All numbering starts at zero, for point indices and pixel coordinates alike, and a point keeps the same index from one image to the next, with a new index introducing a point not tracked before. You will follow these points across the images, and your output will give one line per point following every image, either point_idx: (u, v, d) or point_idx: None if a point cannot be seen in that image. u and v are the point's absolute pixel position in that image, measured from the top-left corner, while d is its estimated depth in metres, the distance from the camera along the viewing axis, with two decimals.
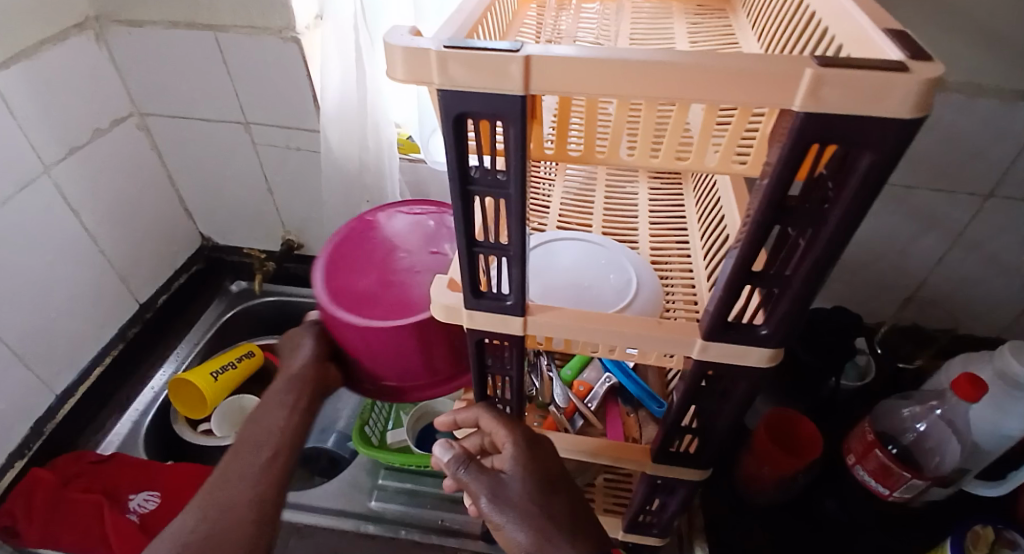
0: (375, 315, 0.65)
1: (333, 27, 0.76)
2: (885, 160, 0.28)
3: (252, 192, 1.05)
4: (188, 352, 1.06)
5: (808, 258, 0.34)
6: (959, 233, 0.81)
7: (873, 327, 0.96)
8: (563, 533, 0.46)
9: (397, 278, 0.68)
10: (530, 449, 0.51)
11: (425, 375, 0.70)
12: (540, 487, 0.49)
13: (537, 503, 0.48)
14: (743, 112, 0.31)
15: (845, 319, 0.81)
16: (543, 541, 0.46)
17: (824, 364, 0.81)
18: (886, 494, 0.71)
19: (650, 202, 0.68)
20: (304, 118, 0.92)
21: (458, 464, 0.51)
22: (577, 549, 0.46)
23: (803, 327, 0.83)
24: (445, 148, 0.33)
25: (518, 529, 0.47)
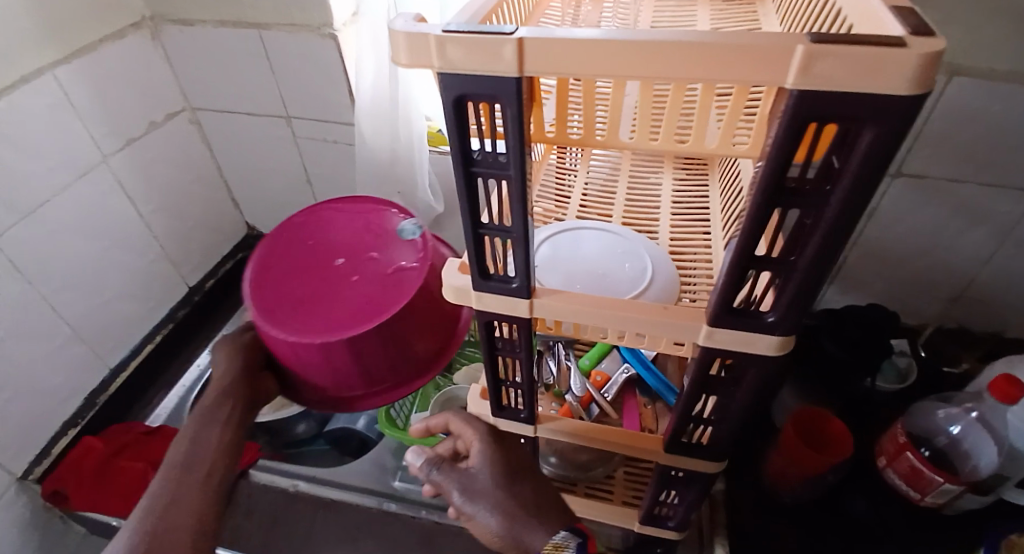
0: (305, 324, 0.66)
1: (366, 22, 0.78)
2: (887, 139, 0.27)
3: (292, 184, 1.10)
4: None
5: (811, 243, 0.33)
6: (1010, 229, 0.76)
7: (916, 329, 0.92)
8: (532, 516, 0.51)
9: (330, 286, 0.70)
10: (493, 442, 0.57)
11: (363, 383, 0.71)
12: (504, 474, 0.54)
13: (502, 489, 0.53)
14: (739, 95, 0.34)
15: (876, 314, 0.78)
16: (512, 520, 0.51)
17: (858, 361, 0.78)
18: (917, 498, 0.69)
19: (674, 192, 0.67)
20: (340, 112, 0.95)
21: (430, 466, 0.58)
22: (545, 525, 0.51)
23: (830, 321, 0.80)
24: (447, 131, 0.34)
25: (488, 515, 0.53)
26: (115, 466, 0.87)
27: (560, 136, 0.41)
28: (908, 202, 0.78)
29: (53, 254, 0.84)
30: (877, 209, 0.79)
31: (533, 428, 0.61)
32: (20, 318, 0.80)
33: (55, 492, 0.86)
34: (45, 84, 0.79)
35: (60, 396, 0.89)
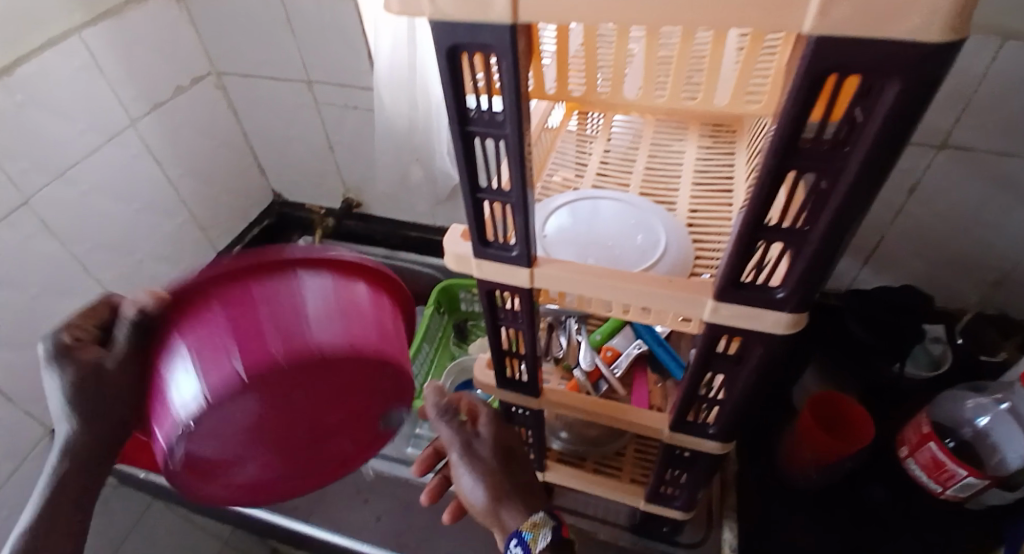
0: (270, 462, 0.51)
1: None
2: (913, 93, 0.25)
3: (314, 150, 1.10)
4: None
5: (827, 210, 0.31)
6: None
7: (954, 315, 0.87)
8: (517, 493, 0.54)
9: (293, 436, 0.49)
10: (499, 423, 0.58)
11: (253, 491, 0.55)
12: (503, 455, 0.56)
13: (501, 465, 0.55)
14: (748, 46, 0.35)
15: (910, 300, 0.74)
16: (502, 496, 0.54)
17: (886, 347, 0.74)
18: (938, 491, 0.66)
19: (697, 163, 0.64)
20: (360, 77, 0.94)
21: (442, 415, 0.56)
22: (528, 509, 0.54)
23: (861, 303, 0.76)
24: (442, 86, 0.33)
25: (480, 485, 0.54)
26: None
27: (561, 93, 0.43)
28: (951, 178, 0.73)
29: (83, 215, 0.86)
30: (918, 184, 0.75)
31: (536, 400, 0.60)
32: (52, 276, 0.83)
33: None
34: (72, 46, 0.80)
35: None
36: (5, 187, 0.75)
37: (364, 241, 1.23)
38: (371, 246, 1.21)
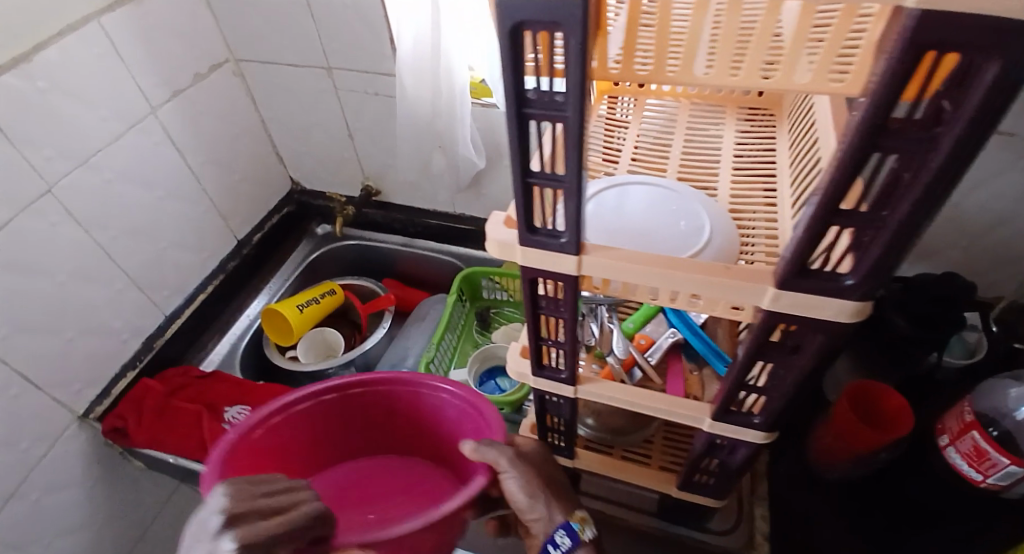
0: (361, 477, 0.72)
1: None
2: (1017, 71, 0.23)
3: (334, 137, 1.09)
4: (279, 286, 1.15)
5: (910, 194, 0.30)
6: None
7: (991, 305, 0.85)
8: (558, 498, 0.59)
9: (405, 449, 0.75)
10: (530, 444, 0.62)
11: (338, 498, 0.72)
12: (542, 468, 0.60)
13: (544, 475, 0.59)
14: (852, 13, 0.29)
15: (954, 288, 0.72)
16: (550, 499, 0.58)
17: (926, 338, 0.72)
18: (978, 480, 0.65)
19: (735, 148, 0.63)
20: (380, 61, 0.92)
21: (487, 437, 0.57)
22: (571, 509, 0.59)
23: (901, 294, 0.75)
24: (502, 66, 0.31)
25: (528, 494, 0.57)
26: (171, 404, 0.91)
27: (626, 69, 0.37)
28: (994, 163, 0.71)
29: (106, 203, 0.86)
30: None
31: (572, 388, 0.59)
32: (77, 264, 0.83)
33: (114, 429, 0.88)
34: (93, 32, 0.79)
35: (121, 338, 0.92)
36: (29, 175, 0.75)
37: (384, 230, 1.22)
38: (388, 234, 1.21)
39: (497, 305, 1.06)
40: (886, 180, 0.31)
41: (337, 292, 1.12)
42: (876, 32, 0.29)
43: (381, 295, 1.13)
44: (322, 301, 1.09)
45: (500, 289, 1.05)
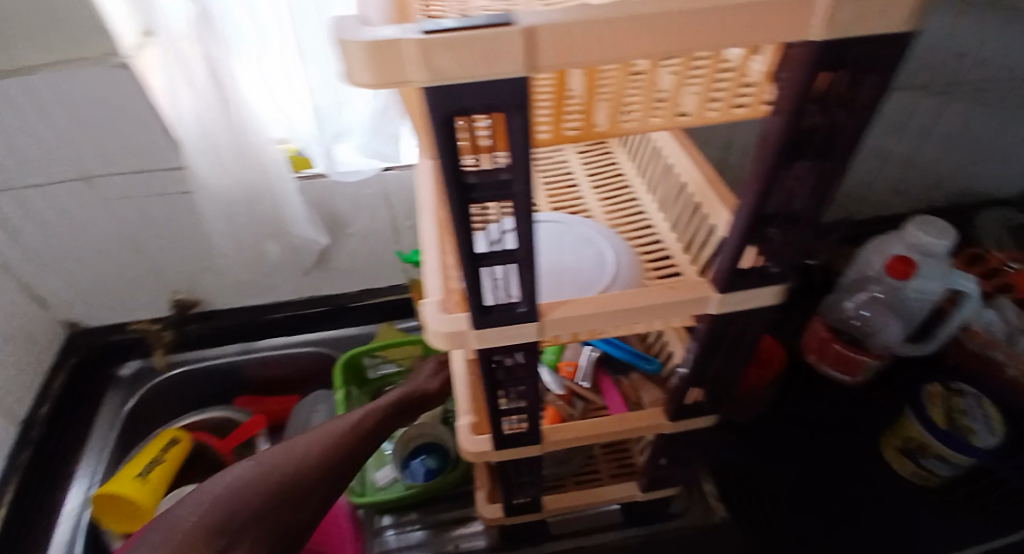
0: None
1: (160, 41, 0.63)
2: (888, 80, 0.28)
3: (119, 257, 0.89)
4: (97, 461, 0.90)
5: (809, 186, 0.34)
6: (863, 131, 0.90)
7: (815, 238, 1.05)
8: None
9: None
10: None
11: None
12: None
13: None
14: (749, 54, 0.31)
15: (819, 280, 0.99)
16: None
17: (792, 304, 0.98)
18: (848, 377, 0.83)
19: (586, 171, 0.67)
20: (164, 155, 0.78)
21: None
22: None
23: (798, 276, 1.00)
24: (437, 154, 0.28)
25: None
26: None
27: (556, 136, 0.34)
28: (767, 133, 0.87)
29: None
30: (733, 140, 0.83)
31: (539, 446, 0.57)
32: None
33: None
34: None
35: None
36: None
37: (217, 342, 1.04)
38: (222, 343, 1.04)
39: (390, 381, 0.98)
40: (785, 182, 0.35)
41: (183, 438, 0.91)
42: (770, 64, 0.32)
43: (245, 420, 0.95)
44: (165, 458, 0.87)
45: (384, 362, 0.97)
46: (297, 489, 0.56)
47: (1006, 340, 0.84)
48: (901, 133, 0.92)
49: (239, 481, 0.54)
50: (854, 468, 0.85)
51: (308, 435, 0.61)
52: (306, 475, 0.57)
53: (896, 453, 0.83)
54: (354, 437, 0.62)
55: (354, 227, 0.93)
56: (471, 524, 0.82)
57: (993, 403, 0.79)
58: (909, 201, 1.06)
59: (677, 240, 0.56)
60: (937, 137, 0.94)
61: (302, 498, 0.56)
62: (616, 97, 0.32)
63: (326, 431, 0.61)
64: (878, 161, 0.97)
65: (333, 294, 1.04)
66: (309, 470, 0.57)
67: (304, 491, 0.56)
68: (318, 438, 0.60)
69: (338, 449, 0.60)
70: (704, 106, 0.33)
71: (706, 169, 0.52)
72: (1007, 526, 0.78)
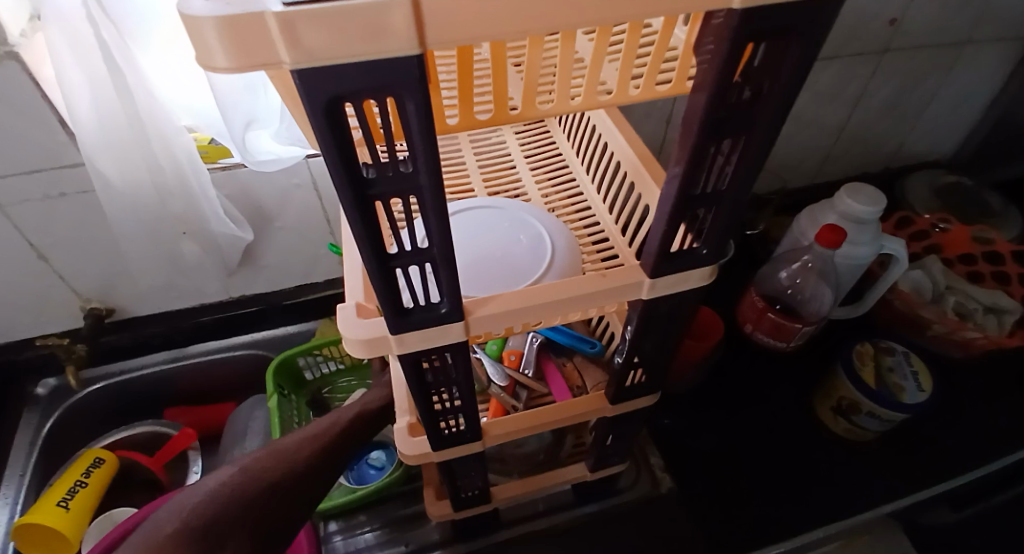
0: None
1: (51, 15, 0.54)
2: (812, 50, 0.26)
3: (17, 267, 0.80)
4: (15, 490, 0.83)
5: (737, 165, 0.33)
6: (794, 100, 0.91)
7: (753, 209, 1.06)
8: None
9: None
10: None
11: None
12: None
13: None
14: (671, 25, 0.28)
15: (760, 250, 1.00)
16: None
17: (732, 274, 1.00)
18: (784, 345, 0.84)
19: (523, 149, 0.63)
20: (57, 152, 0.69)
21: None
22: None
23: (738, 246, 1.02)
24: (321, 148, 0.24)
25: None
26: None
27: (465, 120, 0.30)
28: None
29: None
30: (673, 113, 0.82)
31: (480, 442, 0.55)
32: None
33: None
34: None
35: None
36: None
37: (141, 352, 0.97)
38: (149, 351, 0.97)
39: (329, 381, 0.95)
40: (711, 162, 0.33)
41: (109, 456, 0.84)
42: (693, 36, 0.30)
43: (174, 434, 0.90)
44: (88, 482, 0.81)
45: (324, 360, 0.92)
46: (282, 498, 0.51)
47: (930, 299, 0.87)
48: (833, 100, 0.93)
49: (220, 492, 0.49)
50: (796, 432, 0.87)
51: (292, 438, 0.55)
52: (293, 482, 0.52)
53: (830, 412, 0.85)
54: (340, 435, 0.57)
55: (282, 220, 0.88)
56: (424, 520, 0.81)
57: (920, 359, 0.83)
58: (840, 168, 1.08)
59: (614, 222, 0.55)
60: (866, 103, 0.95)
61: (287, 505, 0.52)
62: (530, 75, 0.28)
63: (310, 431, 0.56)
64: (811, 129, 0.98)
65: (266, 292, 0.98)
66: (294, 477, 0.52)
67: (286, 496, 0.51)
68: (303, 440, 0.55)
69: (324, 450, 0.55)
70: (627, 83, 0.30)
71: (641, 148, 0.49)
72: (930, 474, 0.83)
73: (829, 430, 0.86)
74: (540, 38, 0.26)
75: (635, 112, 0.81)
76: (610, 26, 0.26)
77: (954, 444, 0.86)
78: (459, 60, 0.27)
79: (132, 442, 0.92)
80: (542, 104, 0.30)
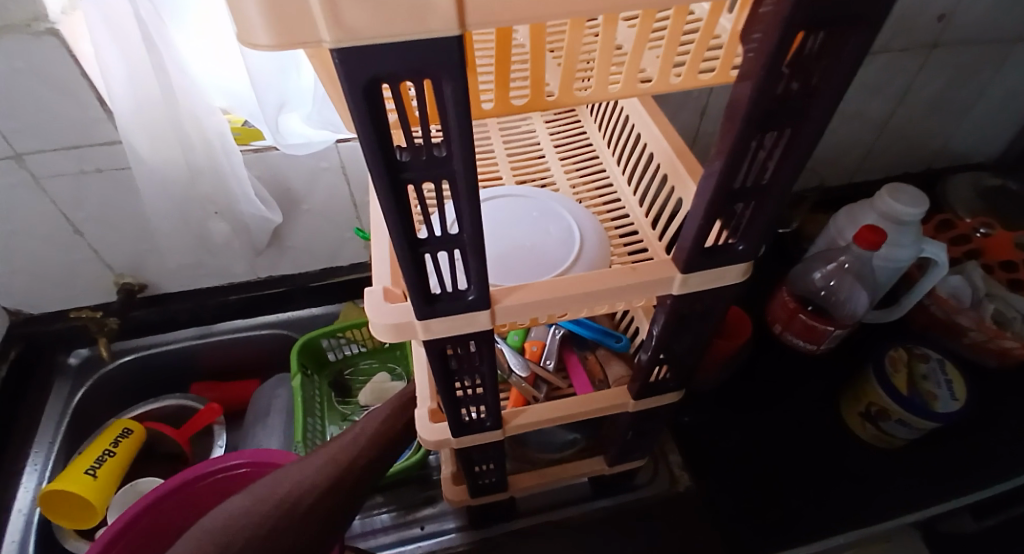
0: None
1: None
2: (871, 38, 0.25)
3: (52, 240, 0.82)
4: (45, 457, 0.86)
5: (781, 159, 0.32)
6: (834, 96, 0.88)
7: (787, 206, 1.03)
8: None
9: None
10: None
11: None
12: None
13: None
14: (719, 10, 0.27)
15: (787, 251, 0.98)
16: None
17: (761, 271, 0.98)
18: (814, 347, 0.82)
19: (552, 136, 0.62)
20: (93, 129, 0.70)
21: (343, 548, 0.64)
22: None
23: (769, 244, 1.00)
24: (357, 130, 0.24)
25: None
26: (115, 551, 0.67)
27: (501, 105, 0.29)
28: None
29: None
30: (708, 105, 0.80)
31: (500, 431, 0.55)
32: None
33: None
34: None
35: None
36: None
37: (168, 328, 0.99)
38: (176, 327, 0.99)
39: (350, 362, 0.95)
40: (751, 155, 0.32)
41: (136, 428, 0.87)
42: (741, 22, 0.28)
43: (200, 409, 0.92)
44: (116, 451, 0.83)
45: (347, 343, 0.93)
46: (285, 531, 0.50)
47: (970, 305, 0.84)
48: (875, 96, 0.90)
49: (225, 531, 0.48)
50: (821, 436, 0.85)
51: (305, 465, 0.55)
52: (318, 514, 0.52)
53: (858, 418, 0.83)
54: (367, 459, 0.57)
55: (310, 203, 0.88)
56: (440, 505, 0.81)
57: (955, 368, 0.81)
58: (879, 167, 1.05)
59: (644, 215, 0.54)
60: (911, 100, 0.92)
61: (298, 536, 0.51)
62: (570, 60, 0.27)
63: (331, 451, 0.56)
64: (850, 125, 0.94)
65: (292, 273, 1.00)
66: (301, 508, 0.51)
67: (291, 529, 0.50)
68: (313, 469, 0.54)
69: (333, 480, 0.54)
70: (668, 71, 0.30)
71: (676, 140, 0.48)
72: (962, 485, 0.81)
73: (857, 436, 0.85)
74: (582, 22, 0.25)
75: (668, 102, 0.79)
76: (654, 10, 0.25)
77: (988, 455, 0.83)
78: (498, 43, 0.26)
79: (159, 415, 0.94)
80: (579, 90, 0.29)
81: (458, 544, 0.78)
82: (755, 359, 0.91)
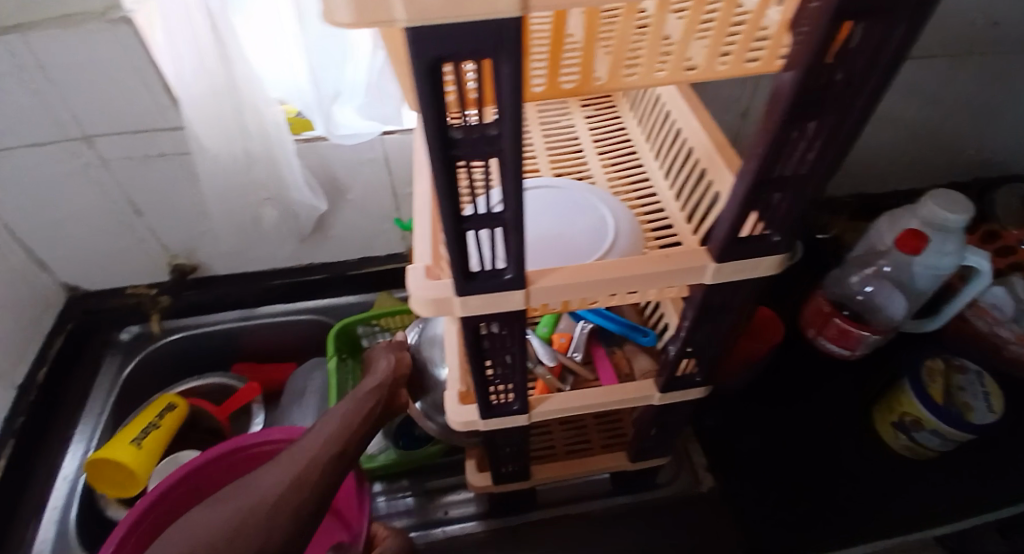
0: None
1: None
2: (916, 30, 0.26)
3: (112, 219, 0.87)
4: (93, 426, 0.91)
5: (820, 150, 0.32)
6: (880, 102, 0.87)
7: (825, 212, 1.02)
8: None
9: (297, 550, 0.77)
10: None
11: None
12: None
13: None
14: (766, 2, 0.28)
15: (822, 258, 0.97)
16: None
17: (795, 276, 0.97)
18: (847, 353, 0.81)
19: (591, 131, 0.64)
20: (159, 113, 0.74)
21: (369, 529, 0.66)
22: None
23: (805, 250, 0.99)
24: (419, 106, 0.25)
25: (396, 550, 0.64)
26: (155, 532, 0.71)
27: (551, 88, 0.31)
28: None
29: None
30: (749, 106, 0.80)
31: (527, 416, 0.57)
32: None
33: None
34: None
35: None
36: None
37: (213, 309, 1.03)
38: (221, 309, 1.03)
39: None
40: (790, 146, 0.33)
41: (179, 403, 0.91)
42: (788, 13, 0.29)
43: (240, 387, 0.96)
44: (160, 424, 0.87)
45: (380, 330, 0.96)
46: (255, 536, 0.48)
47: (1013, 318, 0.82)
48: (923, 102, 0.88)
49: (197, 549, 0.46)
50: (852, 445, 0.84)
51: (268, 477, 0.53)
52: (281, 534, 0.49)
53: (890, 427, 0.82)
54: (331, 459, 0.56)
55: (353, 193, 0.92)
56: (463, 491, 0.83)
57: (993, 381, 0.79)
58: (923, 175, 1.03)
59: (679, 209, 0.55)
60: (960, 107, 0.90)
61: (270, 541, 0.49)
62: (618, 47, 0.30)
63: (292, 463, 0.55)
64: (895, 131, 0.93)
65: (332, 261, 1.03)
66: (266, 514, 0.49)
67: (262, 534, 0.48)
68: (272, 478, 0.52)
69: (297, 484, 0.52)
70: (713, 59, 0.31)
71: (715, 134, 0.49)
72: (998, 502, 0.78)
73: (889, 447, 0.83)
74: (633, 10, 0.27)
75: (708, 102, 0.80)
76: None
77: None
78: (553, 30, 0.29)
79: (201, 391, 0.99)
80: (626, 76, 0.31)
81: (479, 530, 0.80)
82: (785, 363, 0.91)
